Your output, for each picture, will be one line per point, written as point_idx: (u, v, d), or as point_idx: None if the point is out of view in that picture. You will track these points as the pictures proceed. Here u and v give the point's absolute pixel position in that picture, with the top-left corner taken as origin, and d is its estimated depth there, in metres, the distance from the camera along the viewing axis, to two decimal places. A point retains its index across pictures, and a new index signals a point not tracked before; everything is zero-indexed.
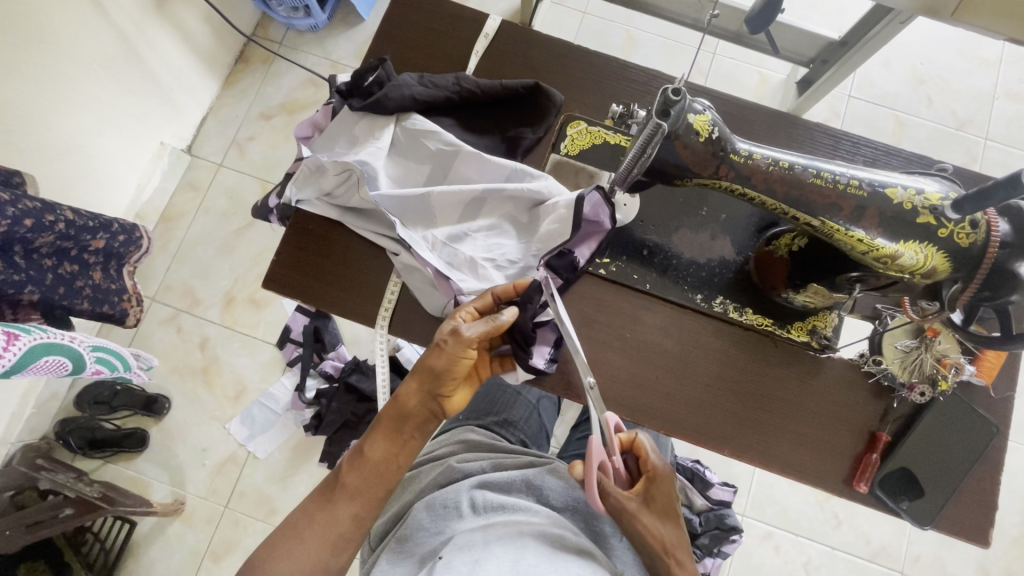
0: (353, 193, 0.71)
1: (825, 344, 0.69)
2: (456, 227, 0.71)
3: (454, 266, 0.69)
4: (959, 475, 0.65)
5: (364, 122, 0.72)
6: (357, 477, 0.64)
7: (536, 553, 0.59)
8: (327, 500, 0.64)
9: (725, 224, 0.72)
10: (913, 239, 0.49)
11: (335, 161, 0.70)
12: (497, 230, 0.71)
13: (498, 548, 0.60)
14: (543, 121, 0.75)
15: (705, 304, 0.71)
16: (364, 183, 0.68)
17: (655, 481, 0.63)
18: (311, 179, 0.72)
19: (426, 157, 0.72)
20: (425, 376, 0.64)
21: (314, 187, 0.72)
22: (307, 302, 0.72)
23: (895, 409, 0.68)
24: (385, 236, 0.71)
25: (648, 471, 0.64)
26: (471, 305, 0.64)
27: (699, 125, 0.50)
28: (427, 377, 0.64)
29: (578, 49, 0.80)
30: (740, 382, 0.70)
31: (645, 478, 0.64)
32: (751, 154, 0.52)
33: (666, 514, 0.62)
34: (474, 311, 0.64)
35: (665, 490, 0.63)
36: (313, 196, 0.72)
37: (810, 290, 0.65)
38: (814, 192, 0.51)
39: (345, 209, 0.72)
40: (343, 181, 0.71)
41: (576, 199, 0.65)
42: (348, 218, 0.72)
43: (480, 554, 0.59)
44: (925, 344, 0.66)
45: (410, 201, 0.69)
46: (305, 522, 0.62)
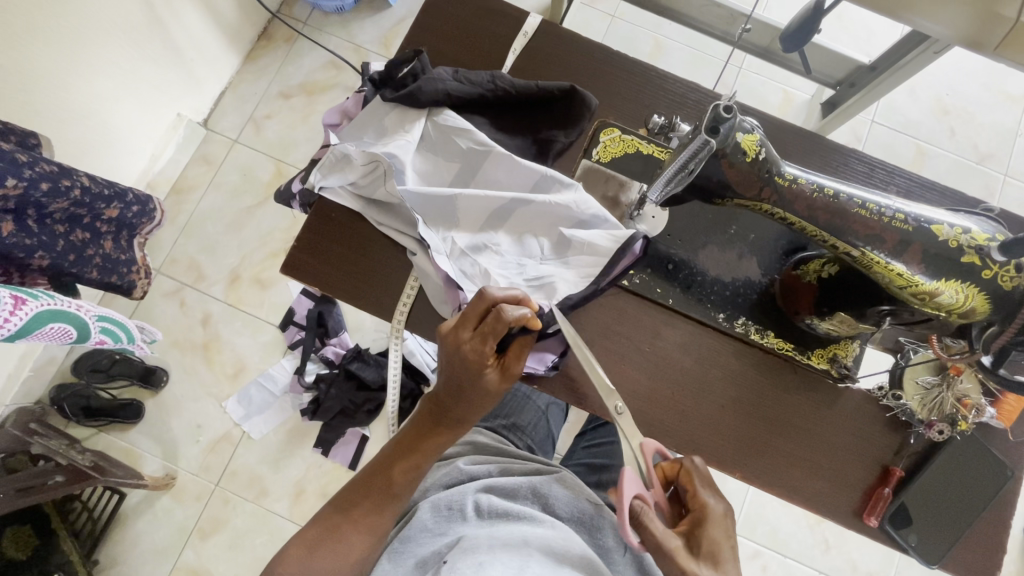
0: (378, 185, 0.69)
1: (844, 374, 0.69)
2: (478, 235, 0.69)
3: (468, 275, 0.67)
4: (969, 517, 0.65)
5: (394, 114, 0.71)
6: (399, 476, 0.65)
7: (540, 563, 0.59)
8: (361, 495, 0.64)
9: (753, 244, 0.71)
10: (955, 278, 0.48)
11: (364, 153, 0.69)
12: (519, 244, 0.70)
13: (503, 552, 0.59)
14: (576, 125, 0.73)
15: (726, 324, 0.70)
16: (390, 175, 0.67)
17: (705, 523, 0.59)
18: (336, 167, 0.70)
19: (455, 155, 0.71)
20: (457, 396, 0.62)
21: (338, 176, 0.71)
22: (324, 290, 0.71)
23: (911, 444, 0.68)
24: (405, 234, 0.69)
25: (697, 510, 0.60)
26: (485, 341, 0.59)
27: (746, 145, 0.49)
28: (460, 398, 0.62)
29: (618, 55, 0.78)
30: (757, 405, 0.69)
31: (692, 519, 0.59)
32: (797, 178, 0.51)
33: (715, 560, 0.56)
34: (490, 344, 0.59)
35: (714, 535, 0.58)
36: (337, 183, 0.70)
37: (836, 318, 0.64)
38: (858, 222, 0.50)
39: (368, 202, 0.71)
40: (369, 172, 0.69)
41: (626, 238, 0.67)
42: (371, 211, 0.70)
43: (484, 556, 0.58)
44: (948, 382, 0.65)
45: (434, 204, 0.68)
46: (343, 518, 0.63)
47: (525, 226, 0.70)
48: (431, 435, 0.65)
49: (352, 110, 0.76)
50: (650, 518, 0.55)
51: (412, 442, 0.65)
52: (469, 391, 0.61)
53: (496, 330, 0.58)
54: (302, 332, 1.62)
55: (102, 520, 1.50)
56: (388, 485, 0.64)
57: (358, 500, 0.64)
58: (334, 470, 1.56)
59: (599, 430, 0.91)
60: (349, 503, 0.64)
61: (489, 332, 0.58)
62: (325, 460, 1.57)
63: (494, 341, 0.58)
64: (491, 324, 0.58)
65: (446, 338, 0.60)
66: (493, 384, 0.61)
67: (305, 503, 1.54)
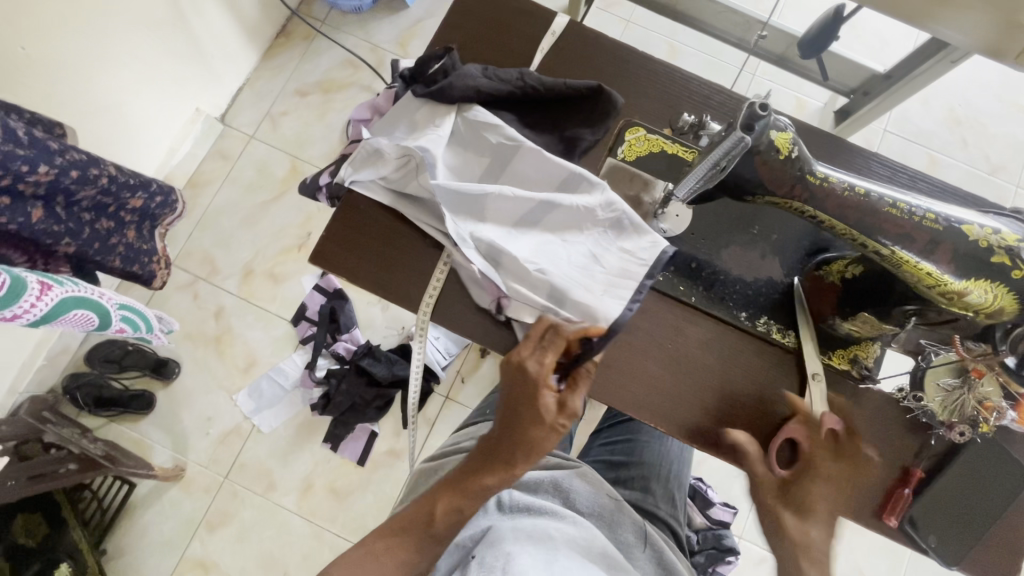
0: (411, 179, 0.71)
1: (866, 374, 0.69)
2: (510, 230, 0.70)
3: (500, 267, 0.68)
4: (989, 518, 0.65)
5: (426, 109, 0.72)
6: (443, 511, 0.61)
7: (566, 557, 0.60)
8: (401, 530, 0.62)
9: (776, 244, 0.72)
10: (984, 278, 0.49)
11: (397, 147, 0.70)
12: (551, 239, 0.70)
13: (530, 545, 0.60)
14: (603, 123, 0.74)
15: (748, 322, 0.71)
16: (424, 168, 0.68)
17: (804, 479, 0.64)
18: (368, 162, 0.71)
19: (486, 149, 0.72)
20: (513, 425, 0.61)
21: (370, 169, 0.71)
22: (351, 280, 0.72)
23: (931, 446, 0.68)
24: (436, 228, 0.71)
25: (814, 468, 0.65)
26: (548, 354, 0.61)
27: (780, 143, 0.50)
28: (515, 430, 0.61)
29: (643, 56, 0.79)
30: (780, 403, 0.69)
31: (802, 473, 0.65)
32: (828, 177, 0.52)
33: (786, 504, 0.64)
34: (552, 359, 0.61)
35: (807, 492, 0.64)
36: (369, 178, 0.71)
37: (859, 319, 0.66)
38: (888, 221, 0.51)
39: (399, 195, 0.72)
40: (402, 166, 0.71)
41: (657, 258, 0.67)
42: (401, 204, 0.72)
43: (512, 548, 0.59)
44: (969, 385, 0.65)
45: (467, 197, 0.69)
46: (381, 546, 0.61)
47: (557, 222, 0.70)
48: (479, 474, 0.62)
49: (383, 107, 0.77)
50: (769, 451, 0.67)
51: (459, 480, 0.63)
52: (527, 417, 0.61)
53: (556, 344, 0.61)
54: (313, 327, 1.64)
55: (111, 510, 1.51)
56: (430, 521, 0.61)
57: (398, 535, 0.61)
58: (342, 465, 1.56)
59: (616, 428, 0.91)
60: (389, 528, 0.62)
61: (551, 347, 0.61)
62: (334, 456, 1.57)
63: (554, 355, 0.61)
64: (553, 339, 0.61)
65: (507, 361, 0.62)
66: (551, 413, 0.61)
67: (313, 498, 1.54)
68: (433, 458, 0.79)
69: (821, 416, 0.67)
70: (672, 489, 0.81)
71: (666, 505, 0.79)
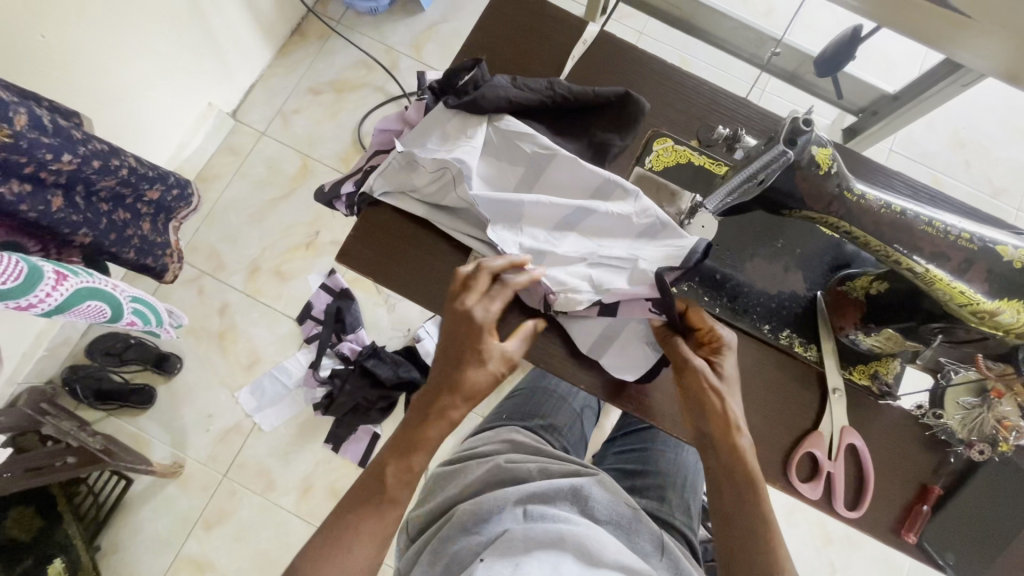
0: (448, 192, 0.71)
1: (885, 391, 0.70)
2: (547, 235, 0.70)
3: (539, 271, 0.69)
4: (1004, 536, 0.66)
5: (457, 120, 0.72)
6: (394, 473, 0.63)
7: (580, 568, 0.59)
8: (363, 501, 0.62)
9: (799, 258, 0.73)
10: (1016, 298, 0.50)
11: (429, 160, 0.70)
12: (588, 243, 0.70)
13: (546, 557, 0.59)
14: (631, 129, 0.74)
15: (771, 335, 0.71)
16: (462, 180, 0.68)
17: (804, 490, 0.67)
18: (401, 173, 0.72)
19: (520, 159, 0.72)
20: (457, 375, 0.63)
21: (399, 185, 0.72)
22: (377, 280, 0.71)
23: (950, 464, 0.69)
24: (474, 238, 0.71)
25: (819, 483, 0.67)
26: (494, 303, 0.63)
27: (821, 158, 0.51)
28: (456, 378, 0.63)
29: (671, 68, 0.80)
30: (802, 415, 0.70)
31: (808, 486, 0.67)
32: (865, 194, 0.53)
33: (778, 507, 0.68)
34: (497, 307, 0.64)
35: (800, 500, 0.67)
36: (400, 190, 0.72)
37: (883, 335, 0.66)
38: (924, 239, 0.52)
39: (433, 207, 0.72)
40: (437, 179, 0.71)
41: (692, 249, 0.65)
42: (436, 216, 0.72)
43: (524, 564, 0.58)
44: (989, 405, 0.65)
45: (506, 204, 0.69)
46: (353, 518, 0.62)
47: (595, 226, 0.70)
48: (422, 428, 0.64)
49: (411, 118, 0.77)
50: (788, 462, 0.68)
51: (408, 439, 0.64)
52: (468, 365, 0.62)
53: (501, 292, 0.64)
54: (319, 326, 1.63)
55: (106, 505, 1.49)
56: (386, 487, 0.62)
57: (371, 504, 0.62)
58: (343, 466, 1.55)
59: (630, 437, 0.92)
60: (355, 502, 0.63)
61: (496, 297, 0.64)
62: (335, 457, 1.56)
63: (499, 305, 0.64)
64: (497, 290, 0.64)
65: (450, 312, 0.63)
66: (493, 362, 0.63)
67: (312, 499, 1.53)
68: (449, 462, 0.78)
69: (841, 430, 0.69)
70: (687, 498, 0.81)
71: (682, 514, 0.79)
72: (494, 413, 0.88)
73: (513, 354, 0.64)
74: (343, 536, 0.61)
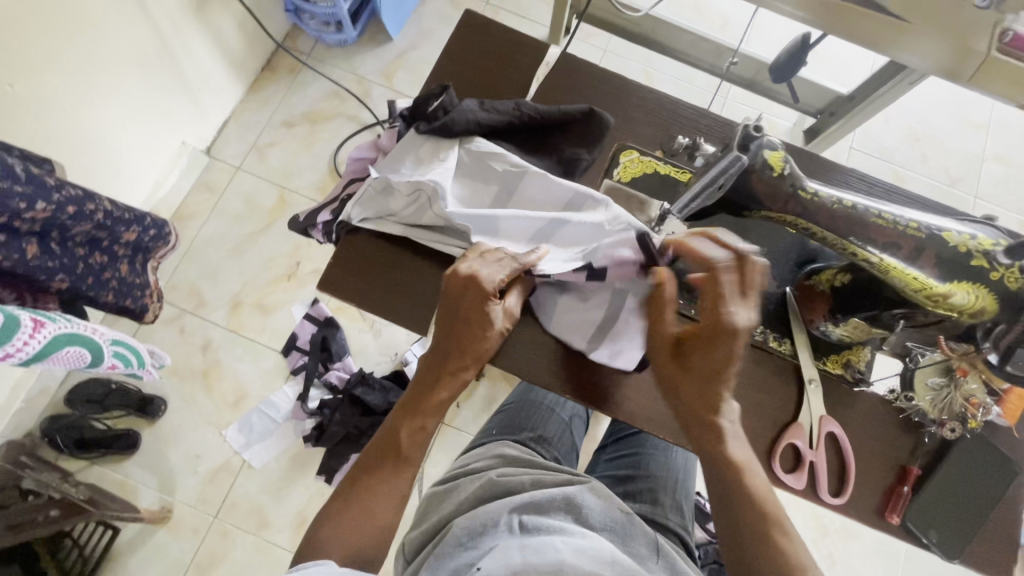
0: (424, 211, 0.72)
1: (858, 378, 0.72)
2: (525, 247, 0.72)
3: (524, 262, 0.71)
4: (984, 510, 0.68)
5: (429, 145, 0.74)
6: (407, 434, 0.65)
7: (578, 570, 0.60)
8: (373, 469, 0.63)
9: (767, 256, 0.76)
10: (965, 280, 0.53)
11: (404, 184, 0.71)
12: (566, 252, 0.71)
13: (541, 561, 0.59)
14: (598, 144, 0.77)
15: (746, 332, 0.74)
16: (437, 199, 0.70)
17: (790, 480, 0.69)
18: (377, 199, 0.73)
19: (493, 178, 0.74)
20: (464, 336, 0.66)
21: (376, 210, 0.73)
22: (360, 306, 0.72)
23: (925, 444, 0.71)
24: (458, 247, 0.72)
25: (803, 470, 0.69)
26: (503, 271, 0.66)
27: (773, 161, 0.54)
28: (463, 339, 0.66)
29: (629, 82, 0.84)
30: (782, 408, 0.72)
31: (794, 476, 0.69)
32: (818, 192, 0.55)
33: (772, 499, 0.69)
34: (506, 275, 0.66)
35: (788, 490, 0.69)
36: (377, 215, 0.73)
37: (850, 323, 0.70)
38: (875, 230, 0.55)
39: (412, 228, 0.73)
40: (413, 201, 0.72)
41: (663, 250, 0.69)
42: (415, 233, 0.73)
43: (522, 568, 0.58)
44: (955, 383, 0.69)
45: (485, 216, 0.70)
46: (368, 485, 0.62)
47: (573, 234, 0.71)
48: (433, 389, 0.66)
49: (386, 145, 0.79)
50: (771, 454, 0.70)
51: (418, 398, 0.66)
52: (477, 328, 0.65)
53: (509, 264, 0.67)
54: (304, 357, 1.62)
55: (93, 558, 1.44)
56: (400, 447, 0.64)
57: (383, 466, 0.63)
58: None
59: (620, 443, 0.93)
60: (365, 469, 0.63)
61: (503, 266, 0.67)
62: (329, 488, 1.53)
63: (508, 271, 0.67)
64: (505, 259, 0.67)
65: (456, 280, 0.65)
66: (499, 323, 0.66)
67: None
68: (442, 481, 0.78)
69: (819, 419, 0.71)
70: (679, 499, 0.82)
71: (676, 515, 0.80)
72: (483, 430, 0.88)
73: (511, 316, 0.68)
74: (356, 497, 0.61)
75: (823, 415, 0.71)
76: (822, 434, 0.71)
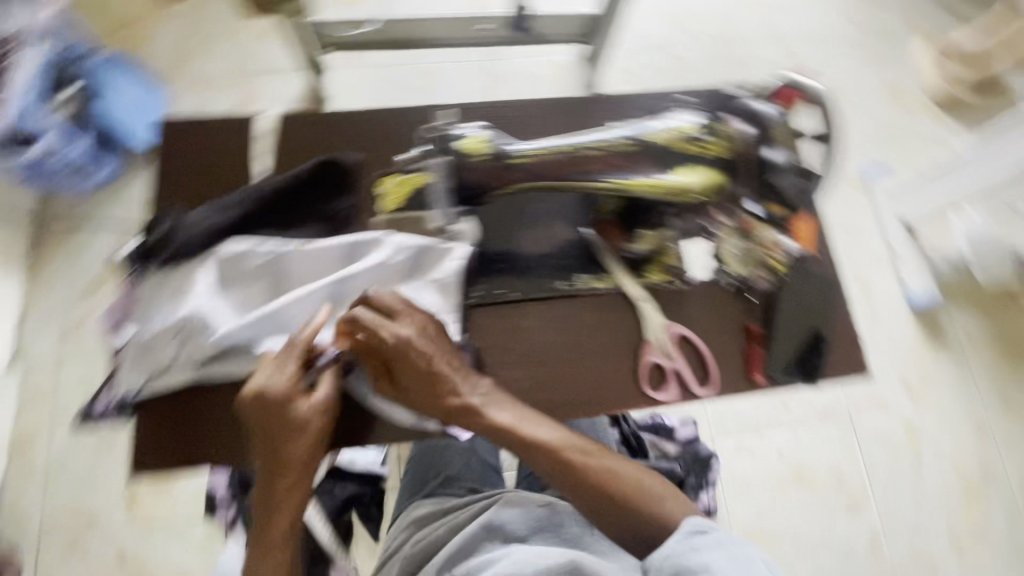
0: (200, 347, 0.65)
1: (680, 275, 0.76)
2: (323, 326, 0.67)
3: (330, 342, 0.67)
4: (821, 330, 0.75)
5: (172, 276, 0.66)
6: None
7: None
8: None
9: (553, 212, 0.77)
10: (684, 165, 0.57)
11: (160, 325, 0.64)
12: None
13: None
14: (351, 187, 0.74)
15: (569, 286, 0.75)
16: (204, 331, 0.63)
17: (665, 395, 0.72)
18: (146, 358, 0.65)
19: (256, 275, 0.67)
20: (279, 452, 0.60)
21: (149, 367, 0.65)
22: (189, 464, 0.66)
23: (755, 304, 0.76)
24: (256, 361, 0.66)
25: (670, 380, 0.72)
26: (292, 365, 0.61)
27: (475, 146, 0.57)
28: (279, 456, 0.60)
29: (354, 113, 0.81)
30: (629, 337, 0.74)
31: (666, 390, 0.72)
32: (531, 151, 0.58)
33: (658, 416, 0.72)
34: (297, 369, 0.61)
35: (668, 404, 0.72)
36: (157, 373, 0.66)
37: (643, 236, 0.74)
38: (594, 159, 0.57)
39: (199, 367, 0.66)
40: (181, 343, 0.64)
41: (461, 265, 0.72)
42: (207, 372, 0.66)
43: None
44: (751, 241, 0.74)
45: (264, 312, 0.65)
46: None
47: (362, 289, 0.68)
48: (273, 520, 0.60)
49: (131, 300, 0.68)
50: (641, 381, 0.72)
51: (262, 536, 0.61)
52: (287, 437, 0.60)
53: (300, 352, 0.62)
54: None
55: None
56: None
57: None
58: None
59: None
60: None
61: (289, 361, 0.61)
62: None
63: (296, 364, 0.61)
64: (292, 353, 0.62)
65: (247, 398, 0.60)
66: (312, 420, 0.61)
67: None
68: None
69: (662, 327, 0.73)
70: None
71: None
72: (398, 498, 0.85)
73: (327, 405, 0.62)
74: None
75: (664, 322, 0.74)
76: (671, 339, 0.73)
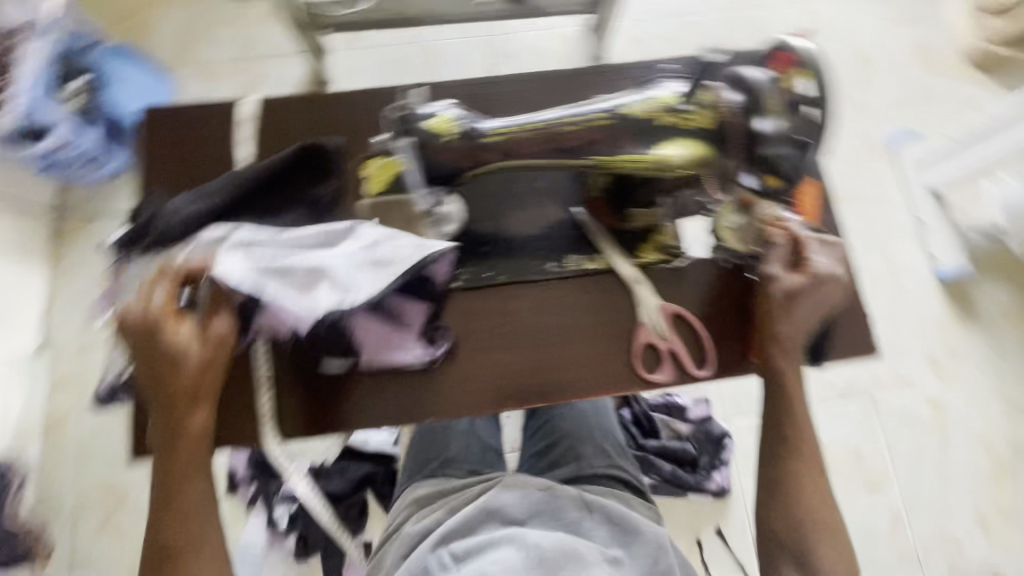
0: None
1: (675, 253, 0.73)
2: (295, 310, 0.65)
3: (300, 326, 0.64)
4: (825, 307, 0.72)
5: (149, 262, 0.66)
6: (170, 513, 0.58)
7: None
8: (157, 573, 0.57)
9: (543, 190, 0.75)
10: (668, 139, 0.55)
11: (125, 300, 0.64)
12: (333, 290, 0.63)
13: None
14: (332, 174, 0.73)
15: (559, 268, 0.73)
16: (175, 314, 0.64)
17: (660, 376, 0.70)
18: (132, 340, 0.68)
19: None
20: (163, 377, 0.59)
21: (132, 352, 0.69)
22: None
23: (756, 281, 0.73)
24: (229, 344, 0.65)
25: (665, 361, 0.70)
26: (163, 286, 0.59)
27: (444, 126, 0.55)
28: (163, 382, 0.60)
29: (337, 95, 0.80)
30: (621, 317, 0.72)
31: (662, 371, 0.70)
32: (505, 129, 0.57)
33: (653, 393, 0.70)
34: (169, 288, 0.59)
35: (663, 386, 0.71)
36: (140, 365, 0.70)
37: (636, 215, 0.71)
38: (570, 136, 0.56)
39: None
40: None
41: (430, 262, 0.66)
42: None
43: None
44: (750, 214, 0.69)
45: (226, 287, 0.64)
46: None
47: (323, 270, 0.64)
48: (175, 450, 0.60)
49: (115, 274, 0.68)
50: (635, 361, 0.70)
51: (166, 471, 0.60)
52: (167, 359, 0.59)
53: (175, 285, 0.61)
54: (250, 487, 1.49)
55: None
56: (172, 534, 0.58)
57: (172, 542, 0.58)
58: None
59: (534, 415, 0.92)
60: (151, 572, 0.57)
61: (160, 281, 0.59)
62: None
63: (166, 284, 0.59)
64: (163, 273, 0.60)
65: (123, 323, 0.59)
66: (189, 341, 0.60)
67: None
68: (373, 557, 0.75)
69: (658, 308, 0.71)
70: (600, 441, 0.84)
71: (601, 457, 0.81)
72: (399, 480, 0.86)
73: (208, 330, 0.61)
74: None
75: (660, 303, 0.72)
76: (666, 320, 0.71)
